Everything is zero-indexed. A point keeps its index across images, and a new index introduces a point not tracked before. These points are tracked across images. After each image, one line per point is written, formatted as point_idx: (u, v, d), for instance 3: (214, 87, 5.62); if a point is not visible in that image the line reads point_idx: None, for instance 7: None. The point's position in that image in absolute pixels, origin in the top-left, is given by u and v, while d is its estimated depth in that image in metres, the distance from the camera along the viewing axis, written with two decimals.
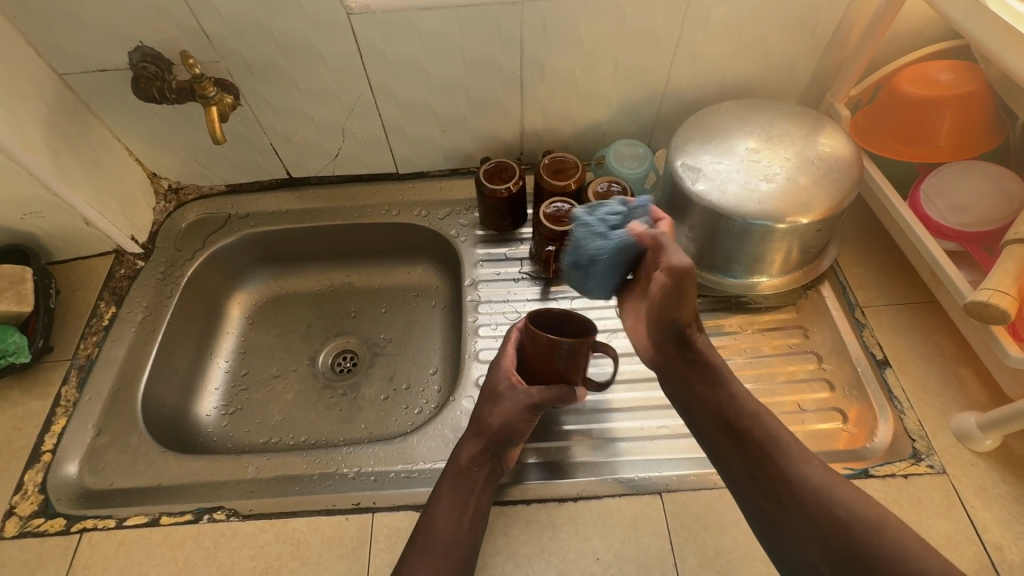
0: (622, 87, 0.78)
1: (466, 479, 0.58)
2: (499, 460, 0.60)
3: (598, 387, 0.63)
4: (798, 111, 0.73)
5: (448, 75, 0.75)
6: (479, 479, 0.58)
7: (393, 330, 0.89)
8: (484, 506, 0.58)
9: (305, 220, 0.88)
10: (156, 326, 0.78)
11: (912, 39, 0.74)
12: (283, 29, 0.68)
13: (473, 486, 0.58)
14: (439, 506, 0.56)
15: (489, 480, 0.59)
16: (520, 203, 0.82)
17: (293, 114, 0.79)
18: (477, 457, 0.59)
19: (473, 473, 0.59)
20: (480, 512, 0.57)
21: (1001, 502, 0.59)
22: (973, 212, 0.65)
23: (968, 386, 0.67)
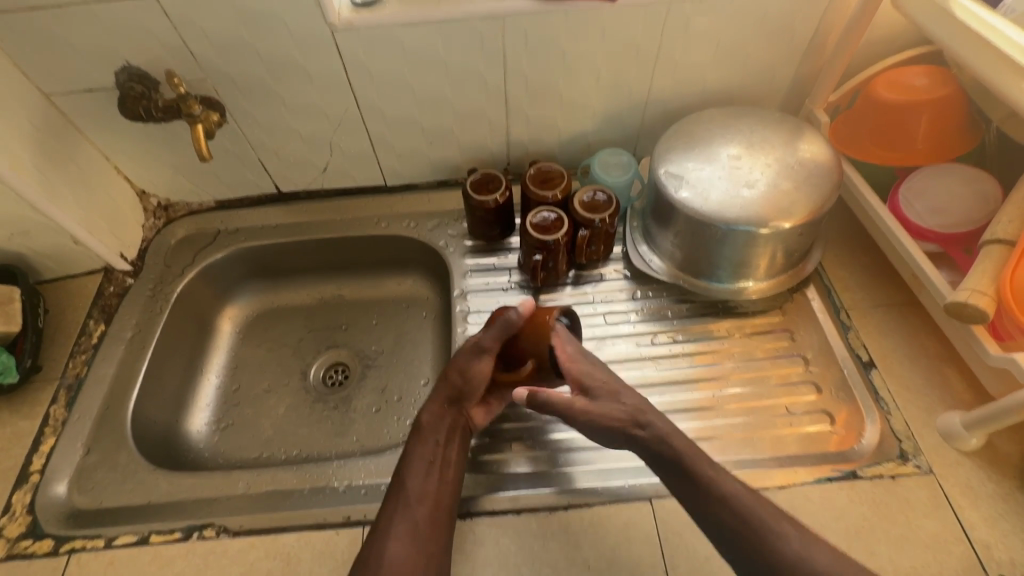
0: (606, 97, 0.80)
1: (429, 434, 0.61)
2: (461, 415, 0.64)
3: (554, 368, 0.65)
4: (779, 118, 0.74)
5: (434, 89, 0.76)
6: (442, 435, 0.61)
7: (383, 341, 0.90)
8: (452, 457, 0.61)
9: (294, 234, 0.89)
10: (145, 344, 0.78)
11: (888, 45, 0.76)
12: (269, 48, 0.69)
13: (437, 440, 0.61)
14: (407, 465, 0.58)
15: (456, 433, 0.62)
16: (508, 213, 0.83)
17: (281, 129, 0.80)
18: (438, 411, 0.63)
19: (434, 428, 0.62)
20: (448, 462, 0.60)
21: (988, 501, 0.59)
22: (951, 214, 0.66)
23: (953, 385, 0.67)
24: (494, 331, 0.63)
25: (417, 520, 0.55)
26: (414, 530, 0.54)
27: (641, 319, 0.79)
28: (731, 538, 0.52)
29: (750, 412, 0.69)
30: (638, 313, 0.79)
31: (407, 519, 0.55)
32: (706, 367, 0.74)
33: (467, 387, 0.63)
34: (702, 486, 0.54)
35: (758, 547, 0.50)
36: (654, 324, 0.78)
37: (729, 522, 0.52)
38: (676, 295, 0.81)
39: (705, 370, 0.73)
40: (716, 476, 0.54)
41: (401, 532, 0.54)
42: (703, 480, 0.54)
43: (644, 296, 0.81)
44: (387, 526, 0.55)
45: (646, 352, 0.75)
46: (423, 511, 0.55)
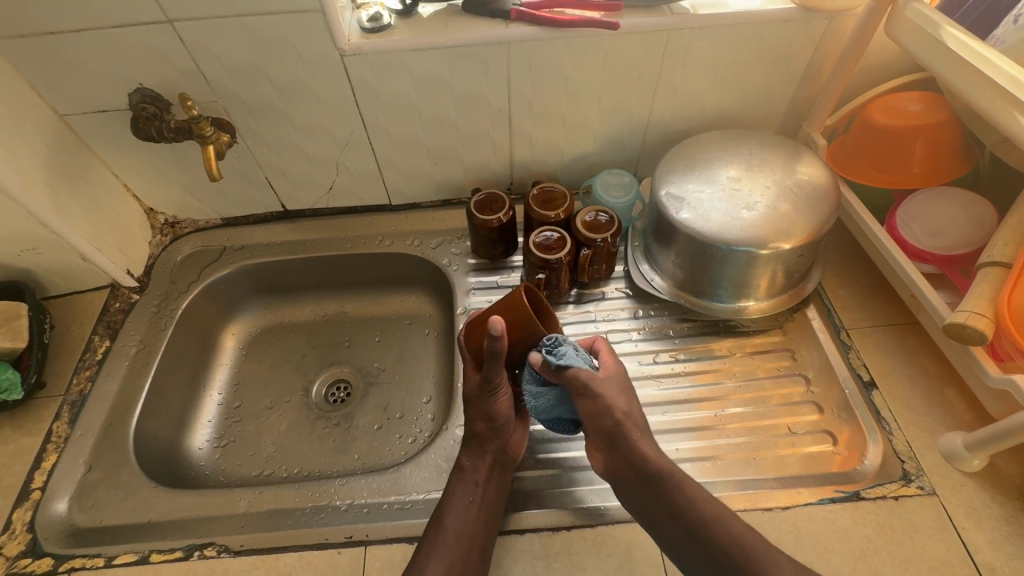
0: (607, 120, 0.81)
1: (470, 473, 0.62)
2: (500, 451, 0.63)
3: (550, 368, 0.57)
4: (777, 141, 0.76)
5: (438, 111, 0.78)
6: (483, 472, 0.62)
7: (386, 358, 0.90)
8: (492, 496, 0.61)
9: (299, 251, 0.90)
10: (149, 361, 0.78)
11: (882, 71, 0.78)
12: (279, 71, 0.71)
13: (477, 478, 0.61)
14: (449, 502, 0.59)
15: (495, 470, 0.63)
16: (510, 231, 0.84)
17: (288, 149, 0.81)
18: (477, 449, 0.63)
19: (475, 466, 0.62)
20: (487, 501, 0.60)
21: (992, 522, 0.59)
22: (948, 237, 0.66)
23: (954, 406, 0.68)
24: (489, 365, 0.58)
25: (455, 558, 0.55)
26: (453, 568, 0.54)
27: (642, 337, 0.79)
28: (707, 556, 0.52)
29: (752, 432, 0.69)
30: (639, 331, 0.80)
31: (445, 554, 0.55)
32: (708, 386, 0.74)
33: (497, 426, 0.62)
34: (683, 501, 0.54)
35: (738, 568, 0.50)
36: (656, 343, 0.78)
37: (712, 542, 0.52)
38: (678, 313, 0.81)
39: (706, 389, 0.74)
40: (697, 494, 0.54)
41: (440, 569, 0.54)
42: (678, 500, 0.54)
43: (646, 315, 0.81)
44: (424, 561, 0.55)
45: (648, 370, 0.76)
46: (458, 550, 0.56)
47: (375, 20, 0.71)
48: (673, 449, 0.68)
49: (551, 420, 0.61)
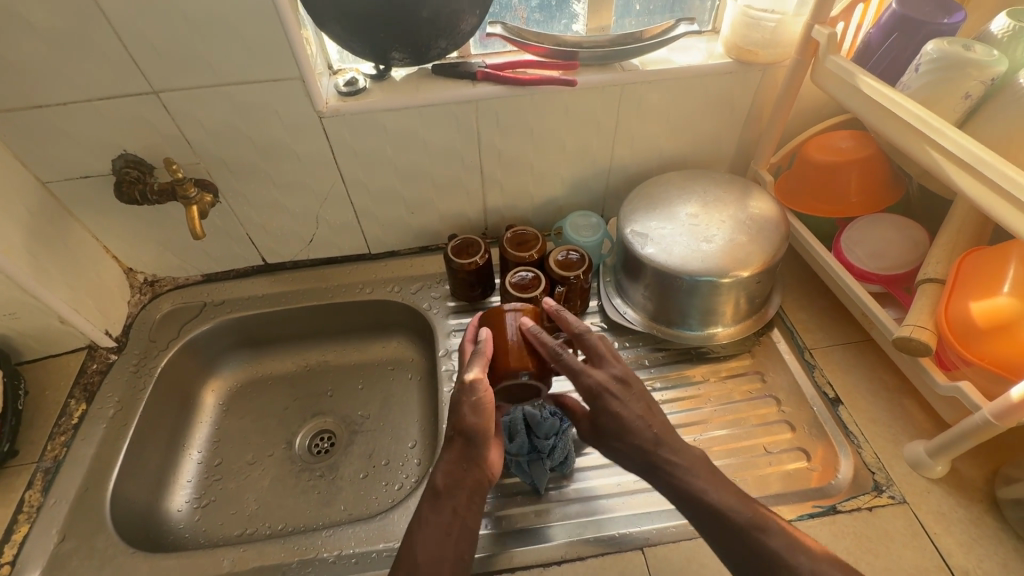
0: (572, 165, 0.87)
1: (447, 499, 0.55)
2: (481, 469, 0.57)
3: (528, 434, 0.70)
4: (729, 179, 0.83)
5: (414, 164, 0.82)
6: (461, 497, 0.56)
7: (370, 406, 0.90)
8: (471, 524, 0.55)
9: (280, 303, 0.92)
10: (127, 421, 0.77)
11: (815, 113, 0.86)
12: (260, 134, 0.75)
13: (454, 503, 0.55)
14: (421, 532, 0.53)
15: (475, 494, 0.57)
16: (487, 273, 0.87)
17: (269, 205, 0.84)
18: (456, 466, 0.57)
19: (452, 492, 0.56)
20: (466, 531, 0.54)
21: (960, 526, 0.62)
22: (890, 258, 0.72)
23: (914, 416, 0.72)
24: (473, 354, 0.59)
25: None
26: None
27: None
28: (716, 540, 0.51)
29: (731, 454, 0.72)
30: None
31: None
32: (686, 412, 0.76)
33: (479, 437, 0.57)
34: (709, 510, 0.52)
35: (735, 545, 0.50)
36: None
37: (719, 528, 0.51)
38: (651, 343, 0.85)
39: (686, 415, 0.76)
40: (698, 479, 0.54)
41: None
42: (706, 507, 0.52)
43: (621, 347, 0.85)
44: None
45: None
46: None
47: (351, 85, 0.76)
48: None
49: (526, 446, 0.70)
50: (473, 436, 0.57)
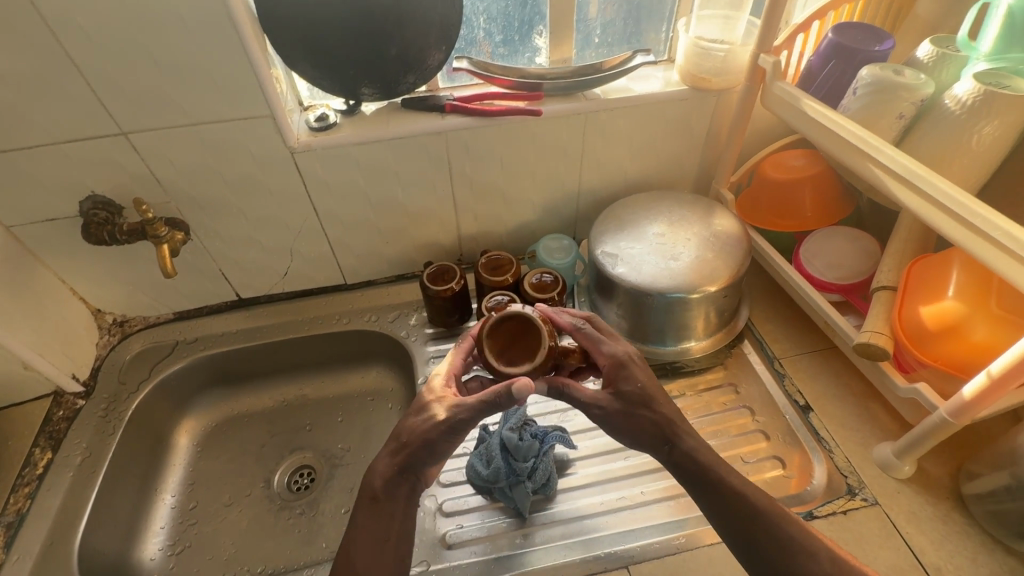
0: (543, 191, 0.90)
1: (385, 504, 0.57)
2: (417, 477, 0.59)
3: (508, 458, 0.70)
4: (692, 199, 0.86)
5: (387, 195, 0.84)
6: (399, 503, 0.57)
7: (351, 438, 0.89)
8: (406, 529, 0.57)
9: (255, 338, 0.91)
10: (96, 468, 0.75)
11: (768, 134, 0.91)
12: (231, 171, 0.76)
13: (394, 509, 0.57)
14: (360, 538, 0.55)
15: (410, 499, 0.58)
16: (464, 299, 0.88)
17: (242, 240, 0.84)
18: (398, 474, 0.58)
19: (391, 496, 0.57)
20: (403, 538, 0.57)
21: (931, 524, 0.64)
22: (845, 268, 0.76)
23: (881, 419, 0.74)
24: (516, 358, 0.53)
25: None
26: None
27: None
28: (713, 501, 0.55)
29: None
30: None
31: None
32: None
33: (425, 444, 0.57)
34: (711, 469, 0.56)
35: (732, 503, 0.54)
36: None
37: (720, 489, 0.55)
38: None
39: None
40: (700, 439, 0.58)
41: None
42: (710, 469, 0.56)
43: None
44: None
45: None
46: None
47: (322, 120, 0.77)
48: (638, 493, 0.71)
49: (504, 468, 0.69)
50: (423, 442, 0.57)
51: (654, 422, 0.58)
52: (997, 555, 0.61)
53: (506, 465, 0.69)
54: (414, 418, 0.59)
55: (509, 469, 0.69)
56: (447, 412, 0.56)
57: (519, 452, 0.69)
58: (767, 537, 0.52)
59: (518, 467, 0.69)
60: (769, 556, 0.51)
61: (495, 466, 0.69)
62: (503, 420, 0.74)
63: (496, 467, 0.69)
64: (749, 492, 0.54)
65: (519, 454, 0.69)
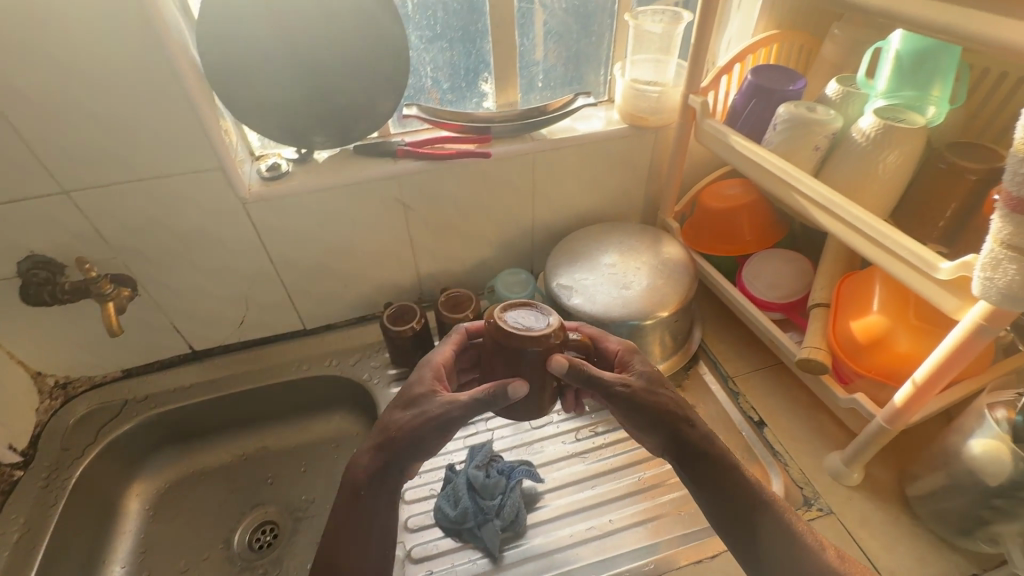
0: (498, 228, 0.92)
1: (367, 499, 0.54)
2: (397, 472, 0.54)
3: (475, 497, 0.71)
4: (640, 229, 0.90)
5: (342, 240, 0.84)
6: (381, 498, 0.54)
7: (315, 488, 0.87)
8: (390, 523, 0.55)
9: (211, 391, 0.88)
10: (35, 545, 0.70)
11: (706, 165, 0.97)
12: (181, 223, 0.75)
13: (375, 504, 0.53)
14: (344, 534, 0.53)
15: (390, 494, 0.54)
16: (426, 338, 0.89)
17: (194, 291, 0.82)
18: (378, 467, 0.53)
19: (371, 490, 0.54)
20: (387, 532, 0.54)
21: (881, 528, 0.67)
22: (784, 287, 0.81)
23: (829, 429, 0.78)
24: (528, 353, 0.50)
25: None
26: None
27: (563, 417, 0.85)
28: (724, 490, 0.54)
29: (674, 489, 0.75)
30: (560, 412, 0.85)
31: None
32: (630, 453, 0.79)
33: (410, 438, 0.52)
34: (720, 459, 0.55)
35: (740, 492, 0.53)
36: (576, 420, 0.84)
37: (731, 478, 0.54)
38: None
39: (629, 456, 0.79)
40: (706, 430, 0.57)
41: None
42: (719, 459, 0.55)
43: None
44: None
45: (574, 448, 0.80)
46: None
47: (273, 169, 0.78)
48: (606, 522, 0.72)
49: (472, 507, 0.70)
50: (407, 438, 0.53)
51: (667, 405, 0.56)
52: (944, 553, 0.65)
53: (474, 504, 0.70)
54: (398, 414, 0.55)
55: (478, 508, 0.70)
56: (438, 407, 0.52)
57: (487, 489, 0.71)
58: (769, 531, 0.52)
59: (486, 505, 0.70)
60: (771, 550, 0.51)
61: (463, 506, 0.70)
62: (469, 459, 0.76)
63: (464, 507, 0.70)
64: (750, 482, 0.54)
65: (487, 491, 0.71)
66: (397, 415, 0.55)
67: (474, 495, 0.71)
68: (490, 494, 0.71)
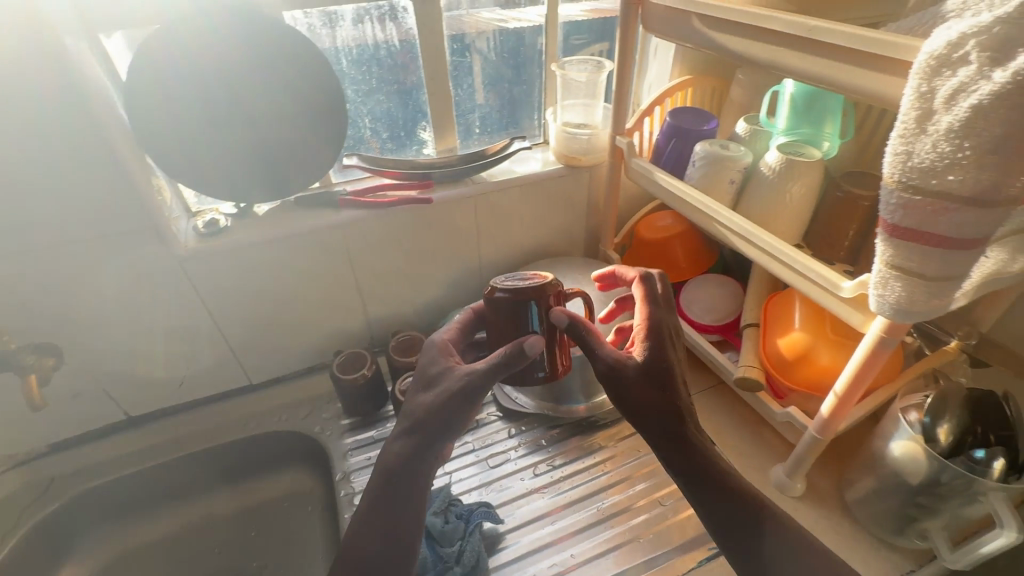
0: (446, 270, 0.94)
1: (393, 484, 0.50)
2: (430, 448, 0.50)
3: (435, 545, 0.70)
4: (583, 262, 0.94)
5: (287, 291, 0.83)
6: (411, 482, 0.50)
7: (267, 553, 0.83)
8: (419, 511, 0.50)
9: (149, 458, 0.83)
10: None
11: (640, 198, 1.03)
12: (112, 286, 0.72)
13: (406, 489, 0.50)
14: (370, 524, 0.49)
15: (422, 476, 0.50)
16: (379, 385, 0.88)
17: (128, 355, 0.79)
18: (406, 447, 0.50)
19: (397, 475, 0.50)
20: (416, 521, 0.49)
21: (827, 535, 0.70)
22: (718, 311, 0.86)
23: (772, 443, 0.82)
24: (529, 307, 0.54)
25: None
26: None
27: (521, 454, 0.85)
28: (723, 499, 0.50)
29: (633, 517, 0.76)
30: (517, 449, 0.85)
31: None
32: (588, 483, 0.80)
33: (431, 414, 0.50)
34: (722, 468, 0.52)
35: (744, 500, 0.50)
36: (533, 456, 0.84)
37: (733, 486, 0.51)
38: (546, 422, 0.89)
39: (587, 486, 0.80)
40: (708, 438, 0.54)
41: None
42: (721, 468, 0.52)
43: (518, 431, 0.88)
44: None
45: (533, 484, 0.81)
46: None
47: (211, 225, 0.77)
48: (569, 556, 0.72)
49: (432, 556, 0.69)
50: (430, 412, 0.50)
51: (676, 404, 0.51)
52: (884, 554, 0.68)
53: (434, 553, 0.70)
54: (422, 394, 0.53)
55: (437, 556, 0.69)
56: (458, 378, 0.51)
57: (447, 535, 0.71)
58: (772, 538, 0.48)
59: (446, 552, 0.69)
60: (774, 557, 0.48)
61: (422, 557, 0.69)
62: None
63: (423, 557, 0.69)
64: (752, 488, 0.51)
65: (447, 537, 0.71)
66: (408, 402, 0.53)
67: (433, 544, 0.70)
68: (450, 541, 0.71)
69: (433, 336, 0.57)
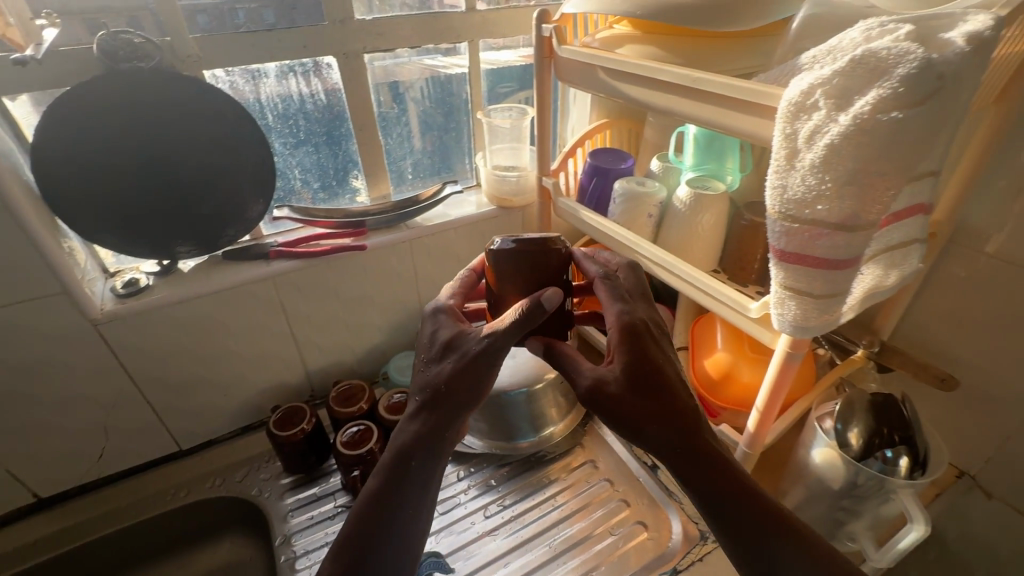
0: (386, 315, 0.94)
1: (403, 461, 0.49)
2: (443, 421, 0.50)
3: None
4: None
5: (216, 349, 0.80)
6: (422, 458, 0.49)
7: None
8: (431, 492, 0.49)
9: (62, 543, 0.76)
10: None
11: (573, 234, 1.08)
12: (17, 357, 0.67)
13: (417, 465, 0.49)
14: (382, 501, 0.48)
15: (435, 452, 0.50)
16: (319, 438, 0.84)
17: (37, 430, 0.73)
18: (419, 424, 0.50)
19: (407, 452, 0.49)
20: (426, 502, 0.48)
21: None
22: None
23: None
24: (548, 253, 0.52)
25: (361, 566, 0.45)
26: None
27: (470, 496, 0.83)
28: (735, 515, 0.45)
29: (585, 550, 0.75)
30: (466, 492, 0.84)
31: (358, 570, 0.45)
32: (539, 520, 0.80)
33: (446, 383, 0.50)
34: (733, 483, 0.46)
35: (757, 518, 0.45)
36: (484, 497, 0.83)
37: (744, 502, 0.45)
38: (495, 462, 0.89)
39: (538, 523, 0.79)
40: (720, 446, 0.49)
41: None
42: (732, 483, 0.46)
43: (467, 473, 0.87)
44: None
45: (484, 527, 0.79)
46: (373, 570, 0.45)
47: (131, 285, 0.74)
48: None
49: None
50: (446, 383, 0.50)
51: (668, 410, 0.48)
52: None
53: None
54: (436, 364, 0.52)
55: None
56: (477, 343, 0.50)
57: None
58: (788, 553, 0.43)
59: None
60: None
61: None
62: None
63: None
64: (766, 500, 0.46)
65: None
66: (418, 370, 0.53)
67: None
68: None
69: (439, 302, 0.57)
